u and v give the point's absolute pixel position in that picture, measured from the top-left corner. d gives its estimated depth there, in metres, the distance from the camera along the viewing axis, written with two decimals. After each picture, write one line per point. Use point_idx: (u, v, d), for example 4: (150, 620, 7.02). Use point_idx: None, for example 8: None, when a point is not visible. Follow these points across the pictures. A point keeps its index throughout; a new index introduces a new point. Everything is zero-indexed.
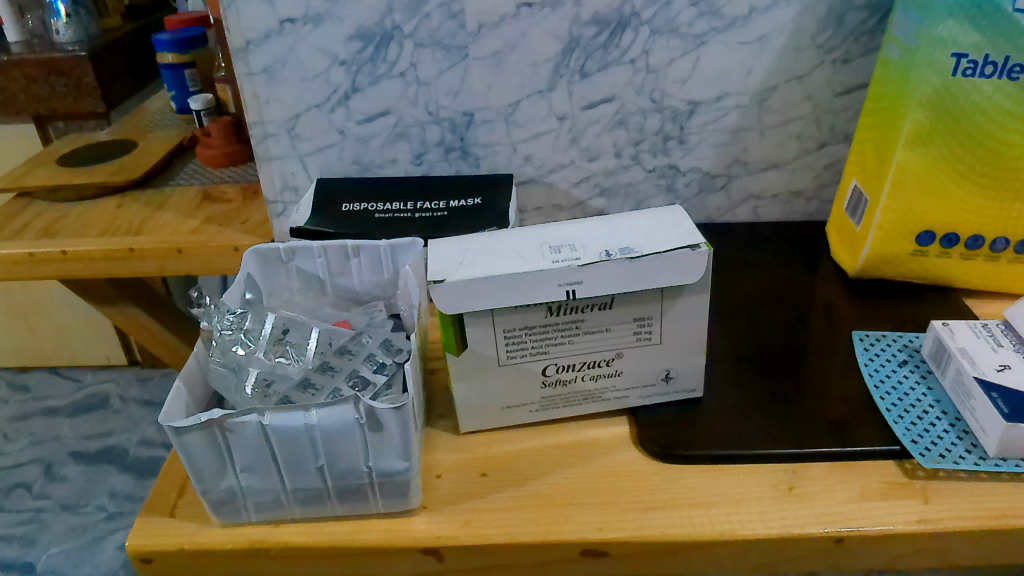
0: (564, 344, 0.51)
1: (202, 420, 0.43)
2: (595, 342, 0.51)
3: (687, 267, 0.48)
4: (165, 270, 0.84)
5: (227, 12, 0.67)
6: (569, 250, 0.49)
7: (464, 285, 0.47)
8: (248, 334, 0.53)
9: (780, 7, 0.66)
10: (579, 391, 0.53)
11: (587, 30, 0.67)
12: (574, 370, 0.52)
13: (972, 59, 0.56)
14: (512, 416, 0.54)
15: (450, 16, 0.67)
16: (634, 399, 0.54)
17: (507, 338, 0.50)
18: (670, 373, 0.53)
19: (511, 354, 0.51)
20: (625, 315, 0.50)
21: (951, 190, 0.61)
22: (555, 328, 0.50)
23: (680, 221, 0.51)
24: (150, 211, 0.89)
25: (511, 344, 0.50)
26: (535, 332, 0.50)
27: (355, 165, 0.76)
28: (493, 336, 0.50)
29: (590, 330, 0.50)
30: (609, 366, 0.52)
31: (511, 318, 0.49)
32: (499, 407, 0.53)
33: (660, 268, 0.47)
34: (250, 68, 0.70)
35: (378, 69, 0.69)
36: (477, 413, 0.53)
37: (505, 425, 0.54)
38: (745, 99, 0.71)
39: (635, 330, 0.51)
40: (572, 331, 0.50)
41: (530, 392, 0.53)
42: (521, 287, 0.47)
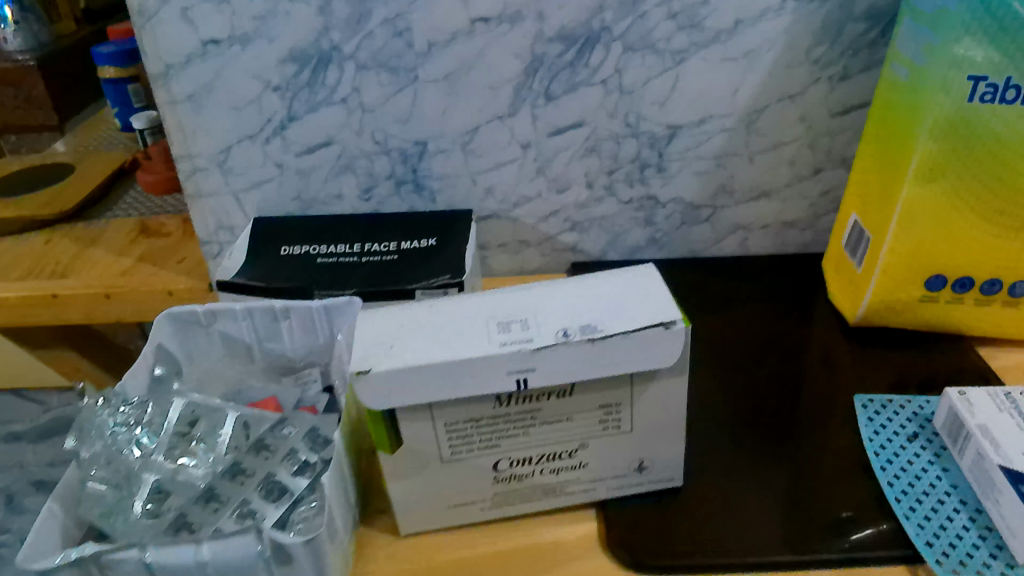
0: (518, 436, 0.43)
1: (71, 559, 0.36)
2: (553, 432, 0.43)
3: (661, 349, 0.40)
4: (93, 316, 0.75)
5: (140, 31, 0.57)
6: (521, 327, 0.41)
7: (394, 377, 0.39)
8: (148, 429, 0.45)
9: (769, 18, 0.58)
10: (539, 485, 0.46)
11: (552, 47, 0.59)
12: (531, 464, 0.45)
13: (992, 83, 0.48)
14: (460, 514, 0.46)
15: (395, 34, 0.58)
16: (603, 493, 0.47)
17: (450, 432, 0.43)
18: (645, 464, 0.45)
19: (456, 449, 0.43)
20: (589, 401, 0.42)
21: (965, 230, 0.53)
22: (506, 420, 0.42)
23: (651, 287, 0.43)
24: (81, 248, 0.81)
25: (455, 438, 0.43)
26: (483, 424, 0.42)
27: (296, 202, 0.67)
28: (432, 432, 0.42)
29: (548, 420, 0.43)
30: (571, 457, 0.45)
31: (453, 410, 0.42)
32: (444, 506, 0.46)
33: (629, 350, 0.40)
34: (171, 96, 0.61)
35: (315, 95, 0.61)
36: (418, 512, 0.46)
37: (452, 525, 0.47)
38: (731, 122, 0.63)
39: (600, 417, 0.43)
40: (526, 422, 0.43)
41: (481, 488, 0.45)
42: (463, 377, 0.40)
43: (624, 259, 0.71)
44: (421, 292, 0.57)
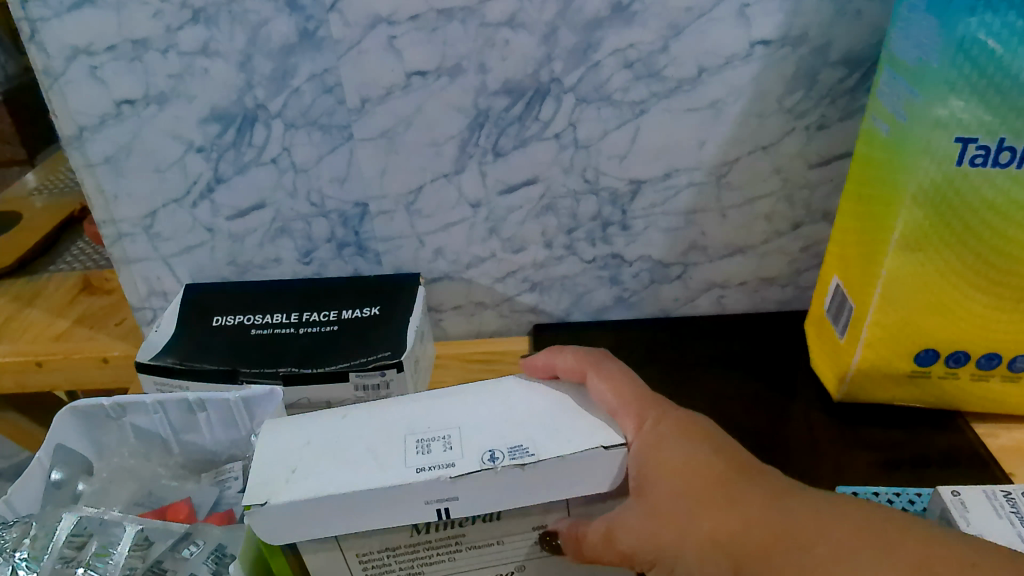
0: (442, 563, 0.38)
1: None
2: (484, 554, 0.39)
3: (603, 472, 0.35)
4: (26, 384, 0.71)
5: (50, 94, 0.54)
6: (442, 447, 0.36)
7: (290, 508, 0.34)
8: (32, 551, 0.41)
9: (734, 66, 0.53)
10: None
11: (497, 100, 0.54)
12: None
13: (982, 145, 0.42)
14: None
15: (324, 91, 0.54)
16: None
17: (364, 563, 0.37)
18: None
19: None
20: (522, 525, 0.38)
21: (956, 302, 0.48)
22: (429, 548, 0.37)
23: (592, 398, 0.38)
24: (18, 308, 0.76)
25: (370, 567, 0.38)
26: (401, 553, 0.37)
27: (232, 266, 0.62)
28: (344, 565, 0.37)
29: (476, 545, 0.38)
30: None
31: (366, 541, 0.36)
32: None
33: (565, 473, 0.35)
34: (87, 160, 0.57)
35: (243, 155, 0.57)
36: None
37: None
38: (699, 176, 0.58)
39: (536, 542, 0.38)
40: (452, 549, 0.38)
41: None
42: (371, 508, 0.34)
43: (589, 320, 0.66)
44: (355, 373, 0.52)
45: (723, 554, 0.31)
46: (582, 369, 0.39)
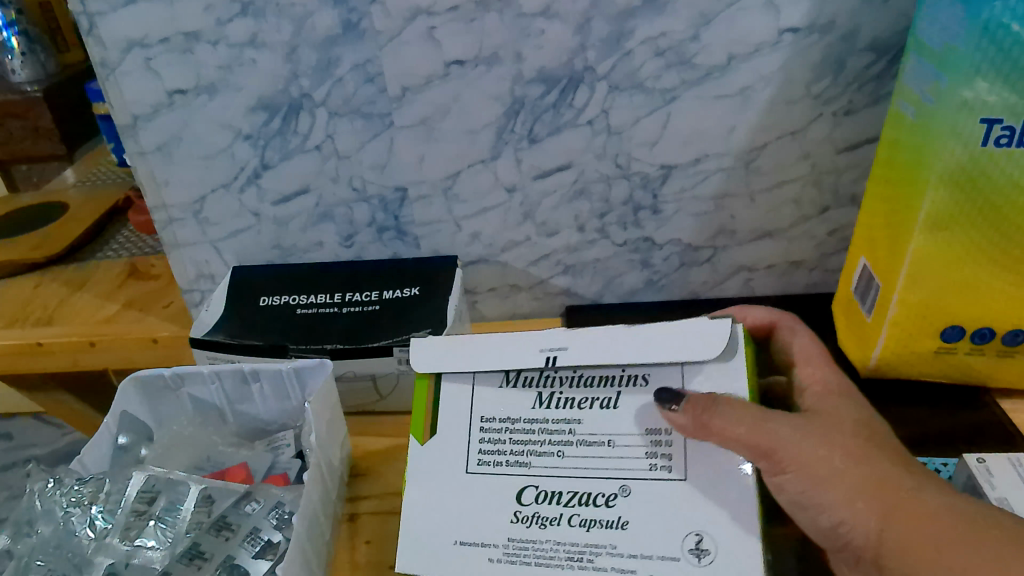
0: (551, 459, 0.42)
1: None
2: (590, 455, 0.41)
3: (701, 343, 0.39)
4: (78, 364, 0.74)
5: (107, 85, 0.57)
6: None
7: (450, 340, 0.45)
8: (104, 505, 0.43)
9: (764, 53, 0.54)
10: (562, 544, 0.40)
11: (532, 88, 0.56)
12: (559, 506, 0.41)
13: (1007, 126, 0.43)
14: (465, 569, 0.41)
15: (366, 79, 0.56)
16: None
17: (484, 434, 0.44)
18: (698, 534, 0.38)
19: (483, 458, 0.43)
20: (629, 422, 0.41)
21: (982, 280, 0.49)
22: (542, 431, 0.43)
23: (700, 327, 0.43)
24: (68, 292, 0.80)
25: (487, 443, 0.44)
26: (518, 430, 0.43)
27: (276, 250, 0.65)
28: (467, 428, 0.44)
29: (586, 441, 0.42)
30: (608, 506, 0.40)
31: (490, 402, 0.44)
32: (449, 541, 0.42)
33: (666, 341, 0.40)
34: (141, 147, 0.60)
35: (288, 142, 0.59)
36: (421, 543, 0.43)
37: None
38: (728, 161, 0.59)
39: (645, 450, 0.40)
40: (563, 440, 0.42)
41: (495, 530, 0.41)
42: (498, 351, 0.43)
43: (620, 303, 0.68)
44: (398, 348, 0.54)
45: (887, 492, 0.36)
46: (770, 320, 0.49)
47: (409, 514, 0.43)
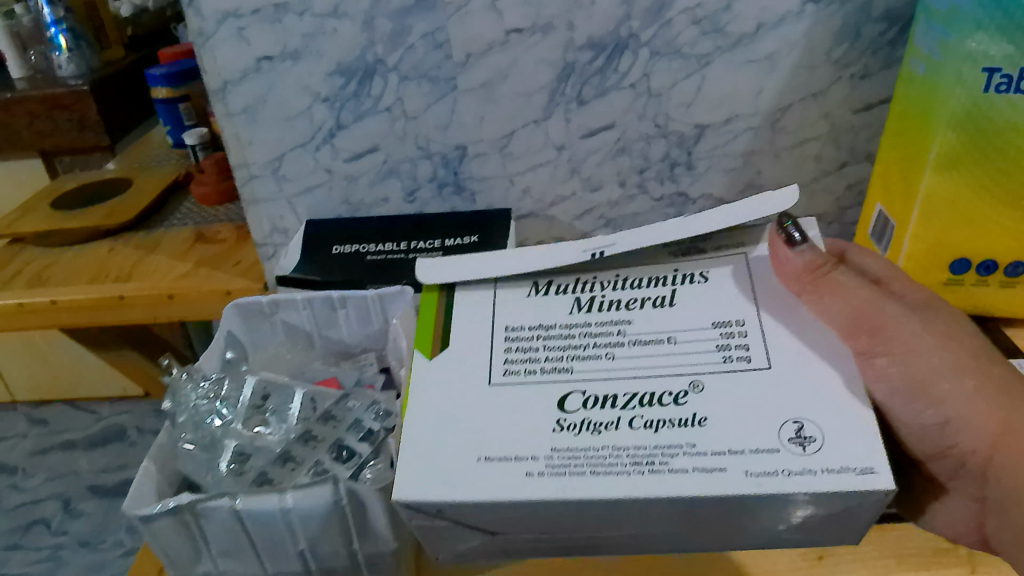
0: (598, 362, 0.42)
1: (170, 506, 0.42)
2: (648, 351, 0.41)
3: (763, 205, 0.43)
4: (156, 317, 0.81)
5: (201, 52, 0.63)
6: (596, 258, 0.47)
7: (474, 256, 0.47)
8: (227, 402, 0.51)
9: (790, 21, 0.61)
10: (620, 450, 0.37)
11: (582, 54, 0.63)
12: (613, 408, 0.39)
13: (1006, 74, 0.50)
14: (499, 479, 0.37)
15: (434, 46, 0.62)
16: (723, 473, 0.36)
17: (514, 341, 0.43)
18: (798, 423, 0.37)
19: (509, 369, 0.42)
20: (701, 318, 0.42)
21: (987, 215, 0.56)
22: (590, 333, 0.43)
23: (742, 255, 0.45)
24: (142, 254, 0.87)
25: (515, 342, 0.43)
26: (550, 338, 0.43)
27: (345, 205, 0.72)
28: (490, 345, 0.44)
29: (642, 342, 0.42)
30: (679, 404, 0.39)
31: (522, 315, 0.45)
32: (470, 460, 0.38)
33: (725, 214, 0.43)
34: (229, 109, 0.66)
35: (362, 105, 0.66)
36: (437, 467, 0.38)
37: (474, 491, 0.37)
38: (756, 121, 0.66)
39: (718, 341, 0.41)
40: (613, 342, 0.42)
41: (539, 443, 0.38)
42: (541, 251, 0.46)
43: None
44: None
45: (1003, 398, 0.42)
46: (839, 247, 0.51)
47: (431, 441, 0.40)
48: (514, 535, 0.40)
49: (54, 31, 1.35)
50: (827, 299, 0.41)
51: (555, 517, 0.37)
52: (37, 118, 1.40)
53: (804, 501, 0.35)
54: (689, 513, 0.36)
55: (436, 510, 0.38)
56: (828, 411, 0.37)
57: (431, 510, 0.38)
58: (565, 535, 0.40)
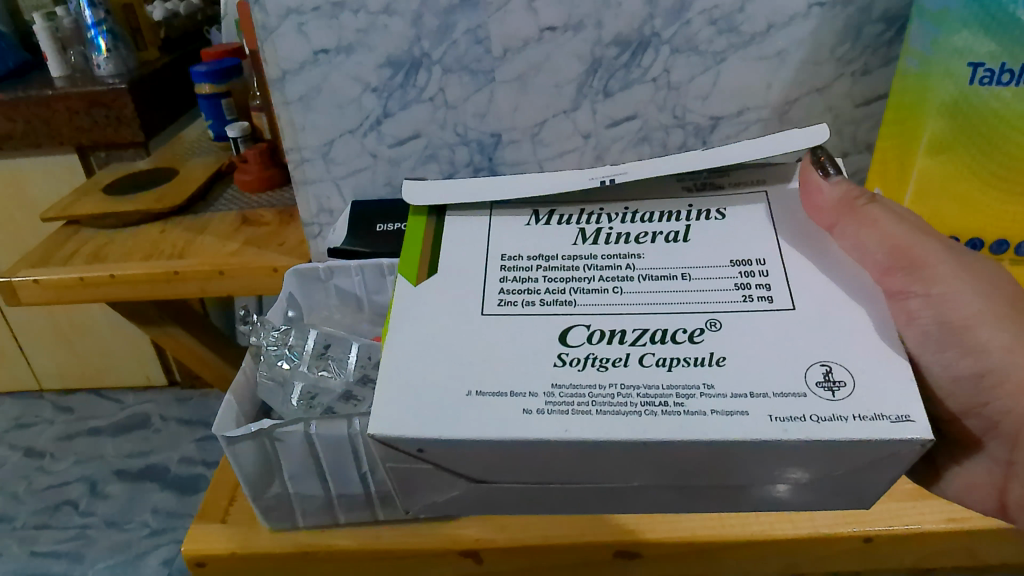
0: (609, 296, 0.47)
1: (252, 430, 0.47)
2: (659, 285, 0.47)
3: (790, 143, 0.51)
4: (207, 291, 0.87)
5: (264, 45, 0.69)
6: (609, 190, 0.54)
7: (482, 184, 0.55)
8: (293, 350, 0.56)
9: (797, 23, 0.68)
10: (631, 390, 0.41)
11: (609, 51, 0.69)
12: (619, 346, 0.43)
13: (988, 67, 0.57)
14: (489, 407, 0.41)
15: (476, 42, 0.69)
16: (746, 416, 0.39)
17: (506, 286, 0.48)
18: (827, 366, 0.41)
19: (503, 300, 0.47)
20: (720, 258, 0.48)
21: (973, 195, 0.63)
22: (598, 271, 0.49)
23: (763, 194, 0.52)
24: (192, 235, 0.93)
25: (509, 289, 0.48)
26: (552, 271, 0.49)
27: (388, 187, 0.79)
28: (489, 271, 0.50)
29: (652, 278, 0.47)
30: (694, 344, 0.43)
31: (522, 250, 0.51)
32: (460, 393, 0.42)
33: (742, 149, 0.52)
34: (286, 97, 0.72)
35: (407, 94, 0.72)
36: (424, 398, 0.42)
37: (473, 424, 0.40)
38: (765, 113, 0.73)
39: (736, 281, 0.46)
40: (622, 278, 0.48)
41: (540, 379, 0.42)
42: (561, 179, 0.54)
43: None
44: None
45: None
46: None
47: (435, 372, 0.43)
48: (500, 484, 0.43)
49: (93, 33, 1.31)
50: (862, 227, 0.47)
51: (550, 458, 0.40)
52: (77, 114, 1.32)
53: (817, 450, 0.38)
54: (687, 455, 0.39)
55: (417, 449, 0.40)
56: (859, 360, 0.41)
57: (412, 448, 0.40)
58: (551, 479, 0.42)
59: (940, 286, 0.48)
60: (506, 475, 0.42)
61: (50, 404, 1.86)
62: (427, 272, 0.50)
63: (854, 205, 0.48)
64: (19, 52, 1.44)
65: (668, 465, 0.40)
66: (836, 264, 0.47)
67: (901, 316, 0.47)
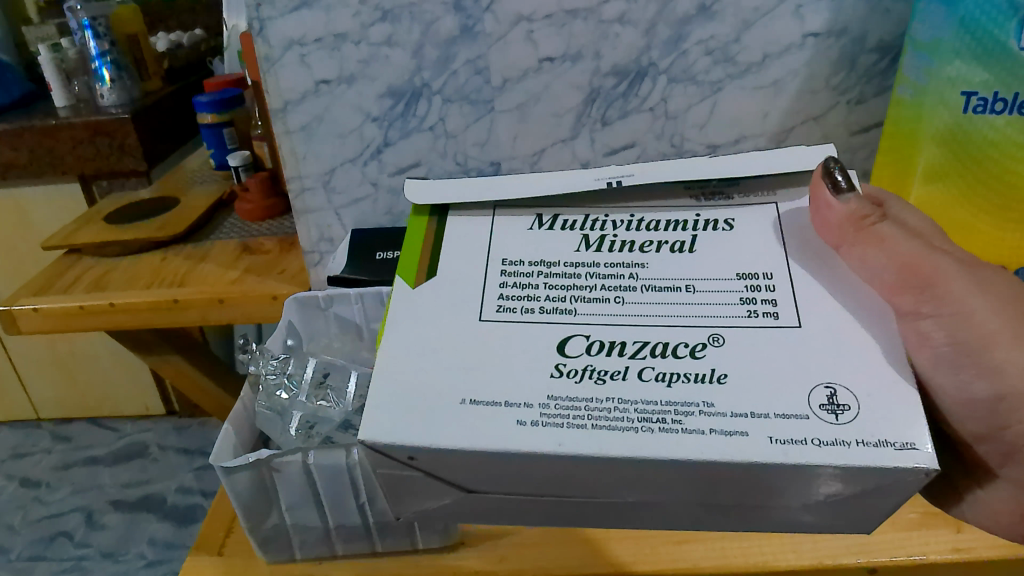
0: (609, 306, 0.46)
1: (250, 460, 0.46)
2: (662, 297, 0.46)
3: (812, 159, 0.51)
4: (207, 319, 0.87)
5: (267, 76, 0.70)
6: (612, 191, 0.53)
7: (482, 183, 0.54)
8: (292, 378, 0.56)
9: (793, 53, 0.69)
10: (629, 405, 0.41)
11: (607, 80, 0.70)
12: (619, 358, 0.43)
13: (982, 96, 0.58)
14: (483, 417, 0.41)
15: (475, 72, 0.70)
16: (745, 437, 0.39)
17: (503, 289, 0.48)
18: (832, 389, 0.40)
19: (502, 306, 0.47)
20: (726, 270, 0.47)
21: (970, 222, 0.63)
22: (599, 280, 0.47)
23: (773, 203, 0.51)
24: (193, 263, 0.94)
25: (508, 292, 0.48)
26: (552, 278, 0.48)
27: (388, 215, 0.79)
28: (488, 280, 0.49)
29: (656, 288, 0.46)
30: (699, 358, 0.43)
31: (520, 254, 0.50)
32: (454, 402, 0.42)
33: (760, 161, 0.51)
34: (287, 127, 0.73)
35: (408, 124, 0.73)
36: (417, 410, 0.42)
37: (466, 436, 0.40)
38: (762, 142, 0.74)
39: (743, 295, 0.45)
40: (624, 286, 0.47)
41: (536, 391, 0.42)
42: (564, 179, 0.53)
43: None
44: None
45: None
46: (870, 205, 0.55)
47: (435, 379, 0.43)
48: (489, 494, 0.43)
49: (96, 63, 1.32)
50: (868, 248, 0.45)
51: (543, 471, 0.40)
52: (80, 143, 1.33)
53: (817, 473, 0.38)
54: (681, 474, 0.39)
55: (408, 457, 0.41)
56: (863, 384, 0.40)
57: (404, 456, 0.41)
58: (545, 494, 0.42)
59: (952, 306, 0.46)
60: (499, 484, 0.42)
61: (47, 434, 1.85)
62: (427, 276, 0.50)
63: (865, 224, 0.46)
64: (23, 83, 1.45)
65: (663, 482, 0.40)
66: (841, 280, 0.46)
67: (912, 338, 0.46)
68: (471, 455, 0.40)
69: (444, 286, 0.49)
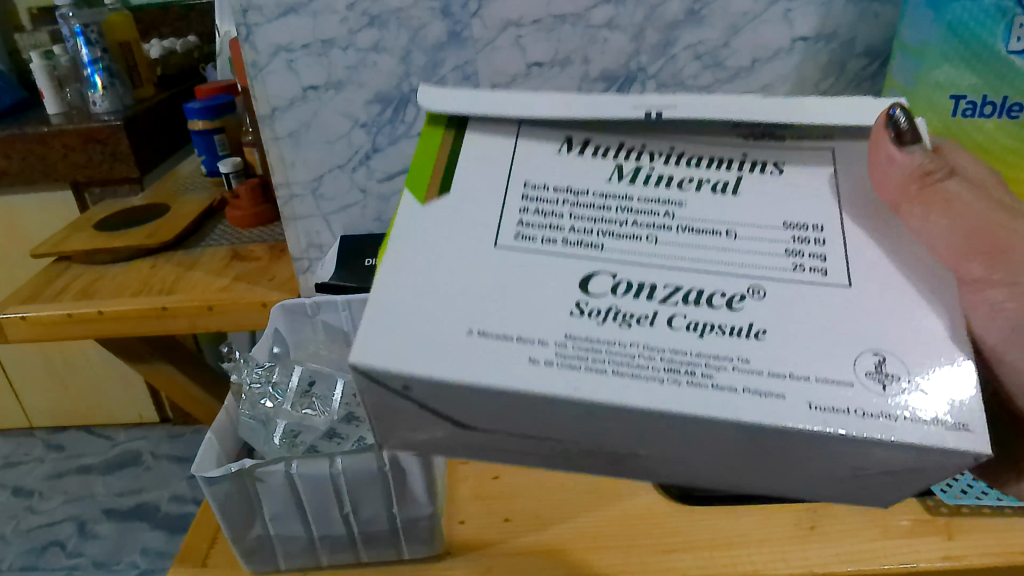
0: (639, 244, 0.35)
1: (232, 470, 0.46)
2: (696, 255, 0.35)
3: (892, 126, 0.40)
4: (196, 327, 0.86)
5: (254, 82, 0.69)
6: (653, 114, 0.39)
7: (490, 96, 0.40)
8: (277, 387, 0.55)
9: (782, 57, 0.69)
10: (656, 352, 0.32)
11: (596, 86, 0.70)
12: (651, 299, 0.34)
13: (971, 100, 0.57)
14: (494, 354, 0.32)
15: (463, 78, 0.70)
16: (779, 402, 0.31)
17: (525, 207, 0.37)
18: (880, 357, 0.33)
19: (521, 233, 0.36)
20: (772, 216, 0.36)
21: None
22: (630, 212, 0.36)
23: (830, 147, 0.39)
24: (183, 270, 0.93)
25: (529, 209, 0.37)
26: (582, 205, 0.37)
27: (377, 222, 0.79)
28: (506, 195, 0.37)
29: (693, 231, 0.36)
30: (732, 309, 0.34)
31: (539, 165, 0.38)
32: (459, 331, 0.33)
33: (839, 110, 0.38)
34: (275, 133, 0.72)
35: (396, 130, 0.73)
36: (413, 337, 0.33)
37: (464, 371, 0.32)
38: None
39: (789, 246, 0.35)
40: (657, 226, 0.36)
41: (552, 324, 0.33)
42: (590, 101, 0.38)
43: None
44: None
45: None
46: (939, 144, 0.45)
47: (422, 309, 0.34)
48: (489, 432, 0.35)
49: (88, 70, 1.31)
50: (934, 214, 0.36)
51: (551, 415, 0.33)
52: (72, 151, 1.33)
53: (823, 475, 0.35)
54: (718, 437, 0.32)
55: (402, 387, 0.33)
56: (920, 358, 0.33)
57: (396, 386, 0.33)
58: (545, 432, 0.34)
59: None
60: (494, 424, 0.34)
61: (40, 442, 1.84)
62: (440, 192, 0.38)
63: (930, 181, 0.36)
64: (16, 91, 1.45)
65: (686, 442, 0.33)
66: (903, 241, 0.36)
67: (980, 311, 0.37)
68: (461, 405, 0.33)
69: (449, 212, 0.37)
